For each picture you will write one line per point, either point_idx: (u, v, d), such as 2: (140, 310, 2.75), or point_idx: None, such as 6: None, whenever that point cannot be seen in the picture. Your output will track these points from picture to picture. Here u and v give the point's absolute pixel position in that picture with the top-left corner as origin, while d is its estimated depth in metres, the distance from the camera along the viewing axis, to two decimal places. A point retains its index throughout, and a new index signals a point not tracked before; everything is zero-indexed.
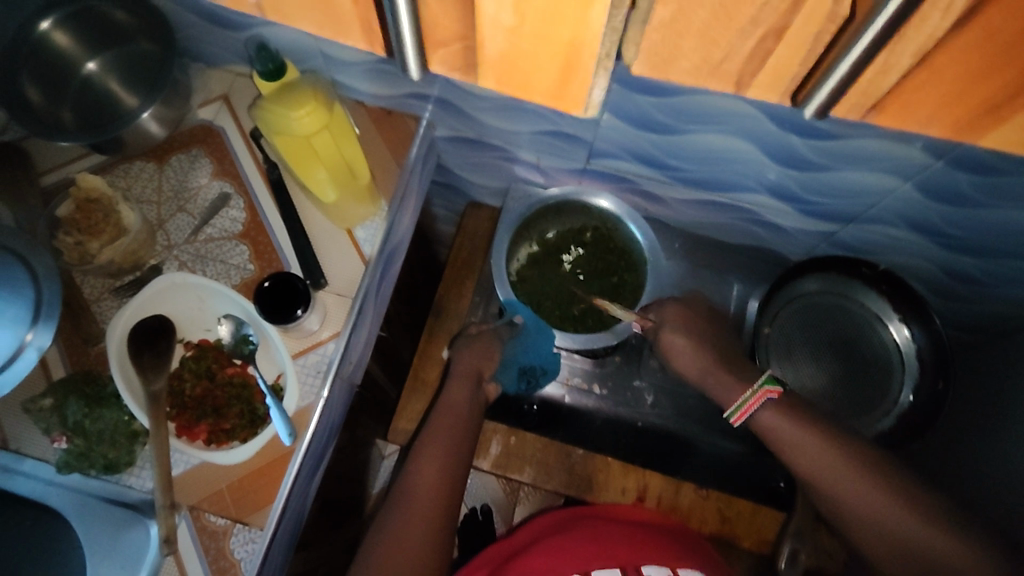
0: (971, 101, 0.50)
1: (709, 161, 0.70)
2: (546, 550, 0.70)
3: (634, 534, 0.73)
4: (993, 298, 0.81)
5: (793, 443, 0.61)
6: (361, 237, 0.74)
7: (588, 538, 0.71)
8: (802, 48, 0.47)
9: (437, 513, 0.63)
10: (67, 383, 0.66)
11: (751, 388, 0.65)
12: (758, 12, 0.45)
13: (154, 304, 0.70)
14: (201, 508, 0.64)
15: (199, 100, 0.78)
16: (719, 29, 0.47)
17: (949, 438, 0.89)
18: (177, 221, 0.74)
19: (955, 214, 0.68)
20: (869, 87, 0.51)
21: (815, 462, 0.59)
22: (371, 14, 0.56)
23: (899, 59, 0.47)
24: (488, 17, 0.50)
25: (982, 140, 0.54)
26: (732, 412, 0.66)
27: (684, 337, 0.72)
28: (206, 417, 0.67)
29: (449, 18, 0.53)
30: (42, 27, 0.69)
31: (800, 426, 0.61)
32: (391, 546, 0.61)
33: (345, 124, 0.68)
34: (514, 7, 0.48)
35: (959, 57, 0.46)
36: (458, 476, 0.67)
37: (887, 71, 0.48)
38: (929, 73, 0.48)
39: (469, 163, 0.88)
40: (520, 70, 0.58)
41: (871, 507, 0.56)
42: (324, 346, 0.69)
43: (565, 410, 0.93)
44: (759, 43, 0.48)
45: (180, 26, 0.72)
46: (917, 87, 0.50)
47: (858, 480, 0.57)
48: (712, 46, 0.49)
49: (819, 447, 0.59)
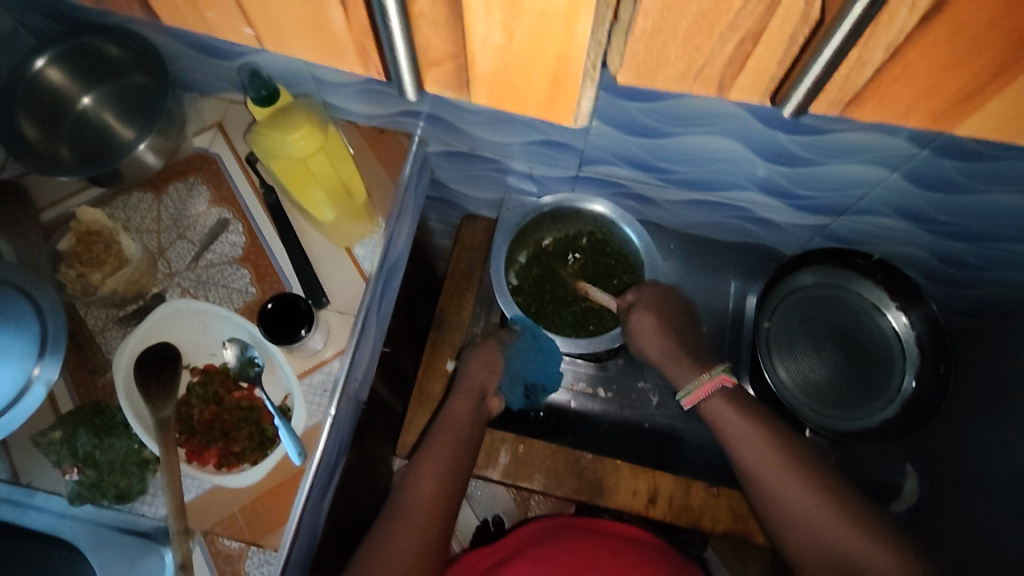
0: (945, 91, 0.51)
1: (699, 162, 0.72)
2: (529, 558, 0.78)
3: (608, 541, 0.80)
4: (988, 281, 0.82)
5: (741, 451, 0.66)
6: (360, 255, 0.74)
7: (565, 547, 0.78)
8: (779, 50, 0.49)
9: (434, 519, 0.65)
10: (76, 415, 0.67)
11: (707, 374, 0.72)
12: (735, 19, 0.46)
13: (159, 331, 0.70)
14: (214, 532, 0.65)
15: (193, 129, 0.79)
16: (700, 37, 0.48)
17: (951, 422, 0.90)
18: (177, 248, 0.75)
19: (943, 201, 0.69)
20: (846, 83, 0.52)
21: (761, 467, 0.64)
22: (366, 41, 0.57)
23: (872, 54, 0.48)
24: (479, 36, 0.51)
25: (959, 128, 0.56)
26: (682, 393, 0.73)
27: (650, 322, 0.77)
28: (215, 441, 0.68)
29: (441, 40, 0.54)
30: (36, 65, 0.70)
31: (753, 431, 0.66)
32: (383, 555, 0.62)
33: (339, 145, 0.69)
34: (503, 25, 0.49)
35: (930, 51, 0.47)
36: (453, 491, 0.68)
37: (862, 67, 0.49)
38: (901, 68, 0.49)
39: (462, 176, 0.89)
40: (512, 84, 0.58)
41: (798, 508, 0.62)
42: (329, 364, 0.70)
43: (571, 415, 0.95)
44: (738, 47, 0.49)
45: (170, 58, 0.73)
46: (893, 80, 0.51)
47: (802, 490, 0.62)
48: (695, 53, 0.51)
49: (767, 454, 0.65)
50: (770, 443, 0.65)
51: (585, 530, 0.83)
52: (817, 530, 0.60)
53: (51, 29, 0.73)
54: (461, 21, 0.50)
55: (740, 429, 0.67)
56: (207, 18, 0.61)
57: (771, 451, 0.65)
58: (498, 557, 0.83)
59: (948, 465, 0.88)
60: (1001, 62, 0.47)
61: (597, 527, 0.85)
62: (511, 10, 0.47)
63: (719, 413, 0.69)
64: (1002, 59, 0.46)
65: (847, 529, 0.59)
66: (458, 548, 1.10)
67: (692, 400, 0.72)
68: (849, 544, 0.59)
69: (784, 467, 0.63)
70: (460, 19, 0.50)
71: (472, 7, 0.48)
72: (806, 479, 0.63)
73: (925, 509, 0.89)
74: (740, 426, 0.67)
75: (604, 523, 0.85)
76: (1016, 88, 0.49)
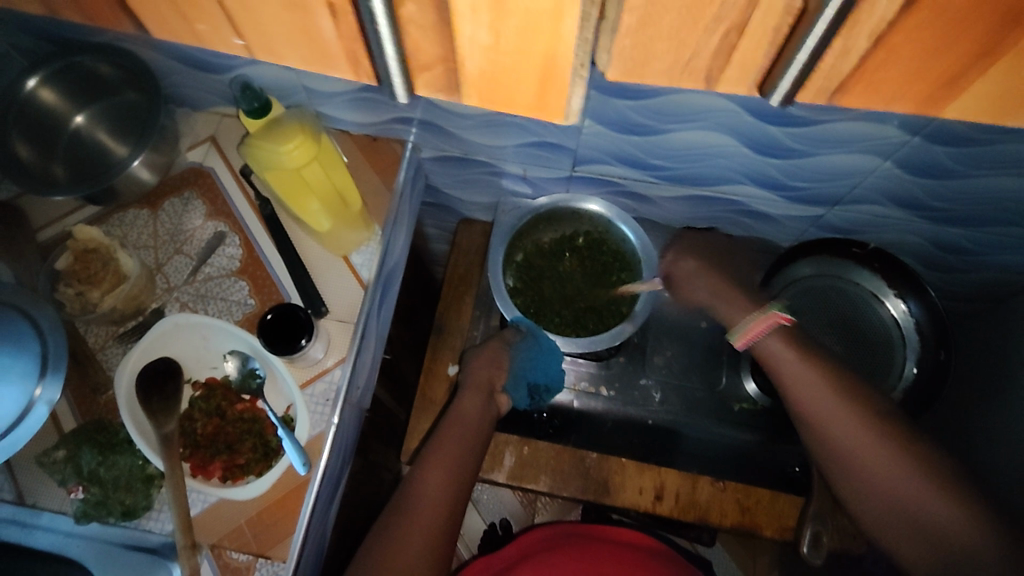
0: (931, 75, 0.51)
1: (691, 157, 0.72)
2: (535, 566, 0.78)
3: (614, 551, 0.81)
4: (986, 265, 0.83)
5: (802, 396, 0.66)
6: (357, 263, 0.75)
7: (572, 557, 0.79)
8: (764, 40, 0.49)
9: (441, 518, 0.65)
10: (78, 433, 0.67)
11: (760, 312, 0.71)
12: (720, 11, 0.46)
13: (159, 347, 0.70)
14: (222, 546, 0.65)
15: (186, 144, 0.79)
16: (685, 32, 0.49)
17: (955, 407, 0.90)
18: (174, 263, 0.75)
19: (936, 186, 0.69)
20: (833, 70, 0.52)
21: (826, 414, 0.64)
22: (355, 47, 0.57)
23: (856, 41, 0.48)
24: (467, 38, 0.51)
25: (946, 111, 0.55)
26: (735, 335, 0.72)
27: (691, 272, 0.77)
28: (220, 454, 0.68)
29: (432, 44, 0.54)
30: (29, 84, 0.70)
31: (804, 372, 0.66)
32: (393, 554, 0.62)
33: (332, 153, 0.69)
34: (490, 26, 0.49)
35: (914, 35, 0.47)
36: (459, 491, 0.68)
37: (847, 53, 0.49)
38: (886, 53, 0.49)
39: (457, 180, 0.89)
40: (504, 86, 0.58)
41: (856, 448, 0.62)
42: (330, 373, 0.70)
43: (575, 415, 0.94)
44: (723, 39, 0.49)
45: (162, 74, 0.73)
46: (880, 65, 0.51)
47: (860, 432, 0.62)
48: (681, 47, 0.51)
49: (831, 403, 0.64)
50: (828, 386, 0.65)
51: (589, 540, 0.84)
52: (875, 476, 0.61)
53: (42, 48, 0.73)
54: (448, 23, 0.50)
55: (799, 371, 0.67)
56: (197, 31, 0.61)
57: (832, 395, 0.64)
58: (502, 565, 0.83)
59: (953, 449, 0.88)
60: (987, 42, 0.47)
61: (598, 535, 0.85)
62: (496, 10, 0.47)
63: (772, 351, 0.69)
64: (986, 38, 0.46)
65: (902, 470, 0.60)
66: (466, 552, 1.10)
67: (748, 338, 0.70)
68: (901, 486, 0.60)
69: (846, 413, 0.63)
70: (446, 22, 0.50)
71: (458, 9, 0.48)
72: (865, 424, 0.63)
73: None
74: (819, 399, 0.65)
75: (605, 530, 0.85)
76: (1000, 70, 0.49)
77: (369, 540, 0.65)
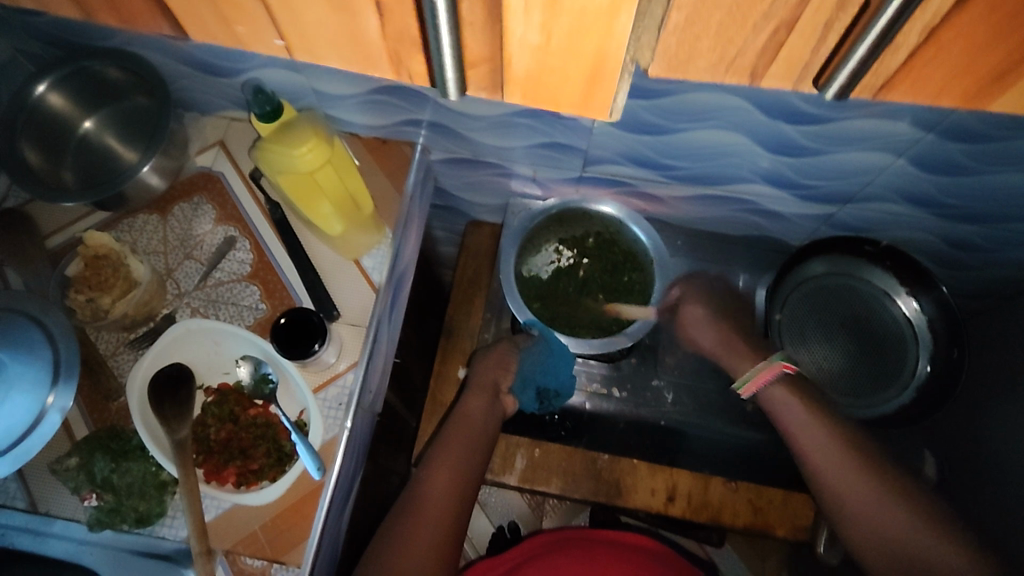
0: (978, 70, 0.50)
1: (703, 156, 0.72)
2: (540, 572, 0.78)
3: (617, 556, 0.80)
4: (997, 263, 0.83)
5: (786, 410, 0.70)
6: (369, 266, 0.74)
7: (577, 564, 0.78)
8: (812, 38, 0.48)
9: (449, 520, 0.65)
10: (92, 440, 0.66)
11: (766, 363, 0.73)
12: (769, 8, 0.45)
13: (169, 352, 0.70)
14: (236, 552, 0.64)
15: (195, 148, 0.79)
16: (734, 29, 0.48)
17: (965, 406, 0.90)
18: (185, 269, 0.75)
19: (951, 183, 0.69)
20: (879, 67, 0.51)
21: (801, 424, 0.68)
22: (398, 48, 0.55)
23: (906, 39, 0.47)
24: (517, 38, 0.49)
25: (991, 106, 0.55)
26: (741, 384, 0.75)
27: (703, 309, 0.81)
28: (233, 460, 0.67)
29: (480, 43, 0.52)
30: (37, 91, 0.70)
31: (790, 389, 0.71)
32: (402, 551, 0.62)
33: (345, 156, 0.69)
34: (542, 25, 0.47)
35: (964, 31, 0.46)
36: (466, 493, 0.68)
37: (895, 51, 0.49)
38: (935, 50, 0.48)
39: (466, 183, 0.89)
40: (546, 85, 0.57)
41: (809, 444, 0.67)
42: (342, 377, 0.70)
43: (587, 417, 0.93)
44: (771, 37, 0.48)
45: (171, 78, 0.74)
46: (925, 63, 0.50)
47: (818, 430, 0.67)
48: (726, 44, 0.50)
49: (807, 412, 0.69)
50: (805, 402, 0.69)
51: (591, 544, 0.83)
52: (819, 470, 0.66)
53: (53, 55, 0.73)
54: (499, 20, 0.48)
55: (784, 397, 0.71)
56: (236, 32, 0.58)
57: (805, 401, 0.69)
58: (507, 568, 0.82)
59: (963, 447, 0.88)
60: None
61: (599, 539, 0.84)
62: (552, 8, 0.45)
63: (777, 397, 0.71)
64: None
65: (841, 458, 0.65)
66: (474, 554, 1.10)
67: (751, 389, 0.73)
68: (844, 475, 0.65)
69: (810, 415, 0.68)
70: (496, 20, 0.48)
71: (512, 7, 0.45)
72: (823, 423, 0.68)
73: (942, 492, 0.89)
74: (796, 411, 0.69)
75: (605, 533, 0.85)
76: None
77: (377, 541, 0.65)
